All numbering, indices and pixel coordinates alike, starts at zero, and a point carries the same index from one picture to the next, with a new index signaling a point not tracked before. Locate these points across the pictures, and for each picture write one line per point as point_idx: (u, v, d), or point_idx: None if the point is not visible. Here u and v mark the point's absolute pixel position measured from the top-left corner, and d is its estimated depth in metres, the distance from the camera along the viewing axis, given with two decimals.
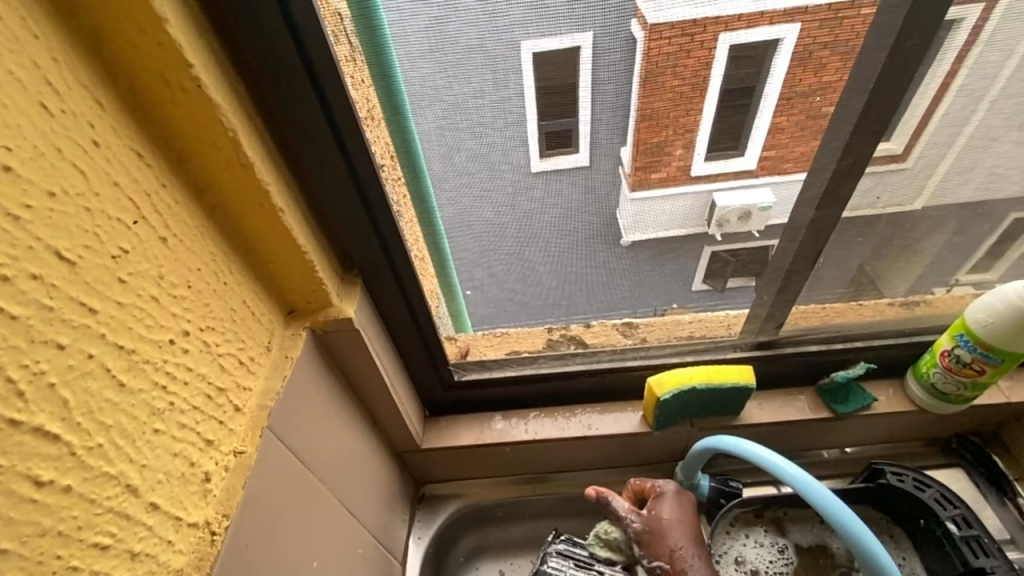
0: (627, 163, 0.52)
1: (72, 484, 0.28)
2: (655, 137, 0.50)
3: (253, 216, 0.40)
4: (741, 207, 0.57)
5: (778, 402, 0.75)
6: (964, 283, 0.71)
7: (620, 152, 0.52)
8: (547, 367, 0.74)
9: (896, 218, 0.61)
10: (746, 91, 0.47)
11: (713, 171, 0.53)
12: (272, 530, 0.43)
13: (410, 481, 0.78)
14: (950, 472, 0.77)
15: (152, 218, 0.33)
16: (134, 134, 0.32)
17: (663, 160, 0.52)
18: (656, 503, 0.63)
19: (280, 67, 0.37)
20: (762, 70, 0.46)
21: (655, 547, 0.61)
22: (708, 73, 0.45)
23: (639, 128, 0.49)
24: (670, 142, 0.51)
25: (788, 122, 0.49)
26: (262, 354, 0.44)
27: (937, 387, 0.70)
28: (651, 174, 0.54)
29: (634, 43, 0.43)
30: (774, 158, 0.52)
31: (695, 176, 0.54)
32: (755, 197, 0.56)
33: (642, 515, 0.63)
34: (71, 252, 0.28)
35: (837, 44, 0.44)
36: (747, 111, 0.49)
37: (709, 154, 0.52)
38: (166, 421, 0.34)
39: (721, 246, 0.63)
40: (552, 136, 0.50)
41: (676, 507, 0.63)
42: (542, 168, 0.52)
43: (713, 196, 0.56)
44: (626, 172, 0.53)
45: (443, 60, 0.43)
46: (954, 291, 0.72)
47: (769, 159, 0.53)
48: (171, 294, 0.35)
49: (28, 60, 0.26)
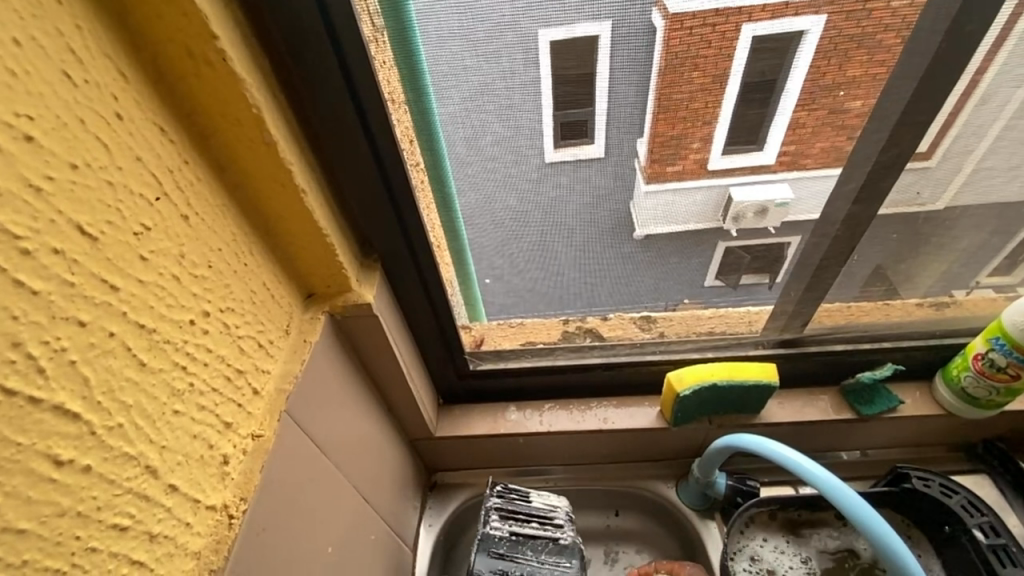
0: (644, 155, 0.51)
1: (91, 464, 0.27)
2: (674, 130, 0.49)
3: (275, 195, 0.39)
4: (759, 202, 0.55)
5: (799, 402, 0.74)
6: (985, 287, 0.69)
7: (636, 145, 0.50)
8: (564, 359, 0.74)
9: (934, 215, 0.58)
10: (767, 84, 0.45)
11: (732, 165, 0.51)
12: (289, 515, 0.42)
13: (422, 468, 0.78)
14: (975, 478, 0.75)
15: (175, 195, 0.32)
16: (157, 108, 0.31)
17: (680, 153, 0.51)
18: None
19: (305, 43, 0.36)
20: (784, 64, 0.44)
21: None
22: (729, 65, 0.44)
23: (656, 120, 0.48)
24: (690, 134, 0.49)
25: (809, 117, 0.48)
26: (281, 337, 0.43)
27: (968, 391, 0.68)
28: (668, 166, 0.52)
29: (654, 33, 0.42)
30: (794, 153, 0.51)
31: (713, 170, 0.52)
32: (774, 191, 0.54)
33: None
34: (92, 227, 0.27)
35: (865, 37, 0.42)
36: (767, 104, 0.47)
37: (728, 148, 0.50)
38: (185, 403, 0.33)
39: (738, 241, 0.61)
40: (568, 126, 0.49)
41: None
42: (558, 158, 0.51)
43: (730, 189, 0.54)
44: (642, 165, 0.52)
45: (474, 38, 0.42)
46: (976, 293, 0.69)
47: (788, 154, 0.51)
48: (192, 274, 0.34)
49: (52, 27, 0.25)
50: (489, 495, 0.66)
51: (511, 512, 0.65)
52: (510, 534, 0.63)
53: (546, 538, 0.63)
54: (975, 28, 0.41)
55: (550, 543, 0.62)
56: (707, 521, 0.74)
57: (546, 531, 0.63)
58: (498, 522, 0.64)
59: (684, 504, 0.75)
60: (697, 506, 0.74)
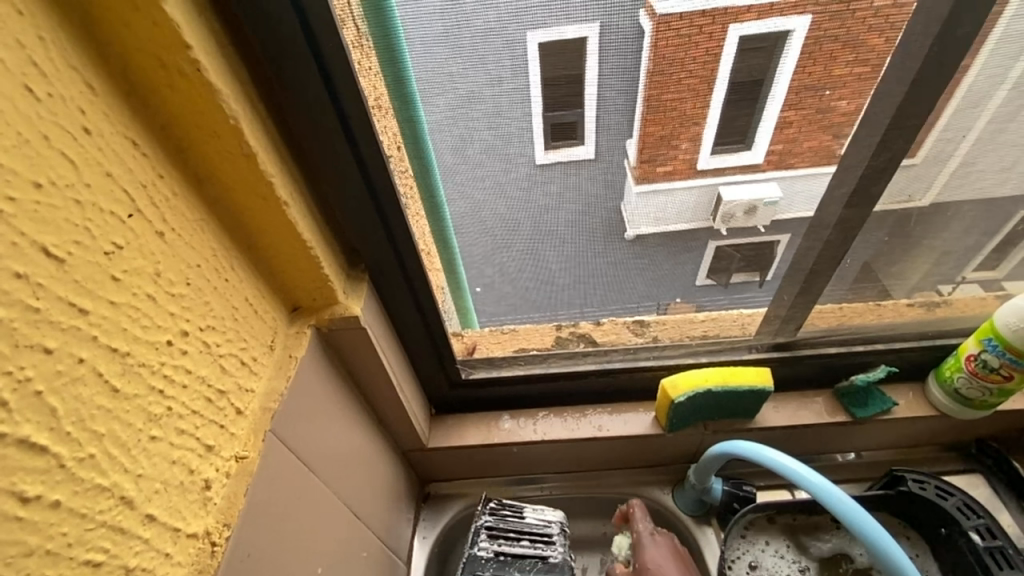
0: (633, 156, 0.50)
1: (60, 499, 0.26)
2: (661, 130, 0.48)
3: (256, 209, 0.38)
4: (747, 201, 0.54)
5: (794, 405, 0.74)
6: (970, 282, 0.69)
7: (624, 146, 0.49)
8: (558, 366, 0.72)
9: (926, 216, 0.58)
10: (754, 85, 0.45)
11: (720, 166, 0.51)
12: (276, 537, 0.41)
13: (415, 480, 0.76)
14: (970, 478, 0.75)
15: (149, 212, 0.31)
16: (130, 122, 0.30)
17: (669, 154, 0.50)
18: (660, 538, 0.65)
19: (285, 51, 0.35)
20: (771, 64, 0.43)
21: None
22: (716, 67, 0.43)
23: (644, 123, 0.47)
24: (677, 135, 0.48)
25: (796, 117, 0.47)
26: (265, 354, 0.42)
27: (961, 392, 0.68)
28: (657, 167, 0.51)
29: (641, 36, 0.41)
30: (781, 152, 0.50)
31: (702, 170, 0.51)
32: (761, 190, 0.54)
33: (641, 541, 0.66)
34: (59, 248, 0.26)
35: (849, 37, 0.42)
36: (755, 105, 0.46)
37: (717, 148, 0.50)
38: (163, 428, 0.32)
39: (727, 240, 0.60)
40: (558, 128, 0.47)
41: (678, 556, 0.64)
42: (547, 161, 0.50)
43: (718, 188, 0.53)
44: (631, 166, 0.51)
45: (461, 43, 0.41)
46: (961, 290, 0.69)
47: (775, 153, 0.50)
48: (169, 293, 0.33)
49: (11, 38, 0.23)
50: (481, 512, 0.66)
51: (502, 528, 0.65)
52: (497, 554, 0.62)
53: (535, 556, 0.62)
54: (969, 29, 0.40)
55: (539, 562, 0.61)
56: (704, 527, 0.73)
57: (536, 549, 0.63)
58: (486, 542, 0.63)
59: (681, 510, 0.75)
60: (692, 511, 0.74)
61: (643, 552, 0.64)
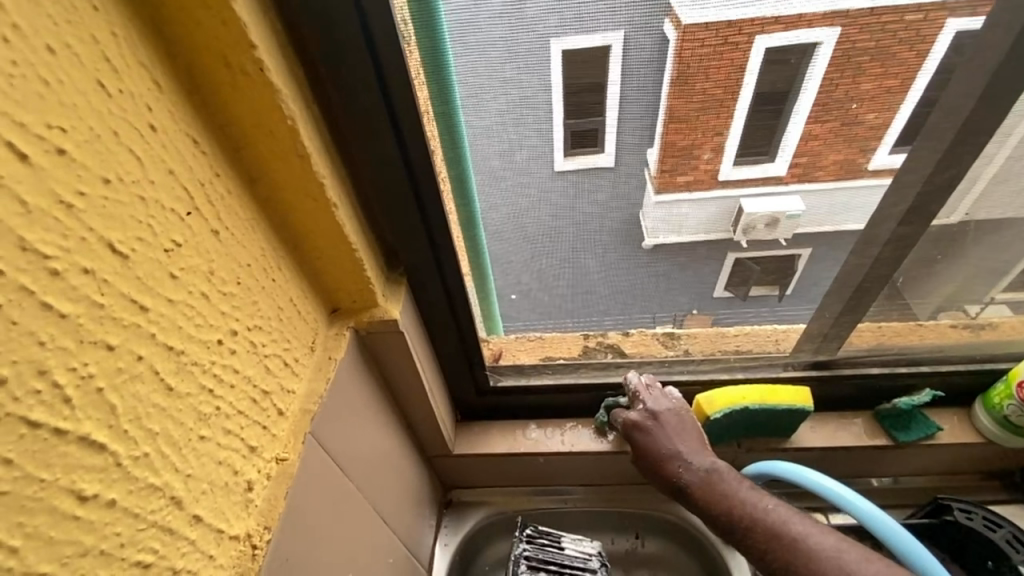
0: (653, 165, 0.49)
1: (116, 498, 0.25)
2: (685, 139, 0.47)
3: (306, 210, 0.38)
4: (769, 213, 0.53)
5: (831, 426, 0.72)
6: (999, 303, 0.65)
7: (646, 155, 0.48)
8: (590, 376, 0.71)
9: (981, 235, 0.56)
10: (778, 96, 0.43)
11: (747, 176, 0.50)
12: (311, 544, 0.40)
13: (438, 486, 0.76)
14: (1017, 509, 0.72)
15: (206, 209, 0.31)
16: (191, 120, 0.30)
17: (690, 164, 0.49)
18: (662, 413, 0.61)
19: (343, 54, 0.35)
20: (797, 76, 0.42)
21: (655, 466, 0.58)
22: (741, 76, 0.42)
23: (666, 129, 0.46)
24: (699, 146, 0.47)
25: (821, 129, 0.46)
26: (306, 354, 0.42)
27: (1012, 420, 0.65)
28: (677, 177, 0.50)
29: (665, 44, 0.40)
30: (806, 164, 0.49)
31: (724, 181, 0.50)
32: (784, 203, 0.52)
33: (643, 423, 0.61)
34: (124, 244, 0.26)
35: (878, 50, 0.40)
36: (778, 116, 0.45)
37: (739, 158, 0.48)
38: (211, 428, 0.32)
39: (747, 252, 0.59)
40: (578, 136, 0.47)
41: (680, 426, 0.59)
42: (567, 167, 0.49)
43: (740, 200, 0.52)
44: (652, 175, 0.50)
45: (512, 48, 0.40)
46: (988, 310, 0.66)
47: (800, 165, 0.49)
48: (221, 292, 0.32)
49: (87, 34, 0.23)
50: (518, 540, 0.65)
51: (541, 556, 0.65)
52: None
53: None
54: None
55: None
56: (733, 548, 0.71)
57: None
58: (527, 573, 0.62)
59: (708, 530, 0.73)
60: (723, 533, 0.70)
61: (644, 432, 0.60)
